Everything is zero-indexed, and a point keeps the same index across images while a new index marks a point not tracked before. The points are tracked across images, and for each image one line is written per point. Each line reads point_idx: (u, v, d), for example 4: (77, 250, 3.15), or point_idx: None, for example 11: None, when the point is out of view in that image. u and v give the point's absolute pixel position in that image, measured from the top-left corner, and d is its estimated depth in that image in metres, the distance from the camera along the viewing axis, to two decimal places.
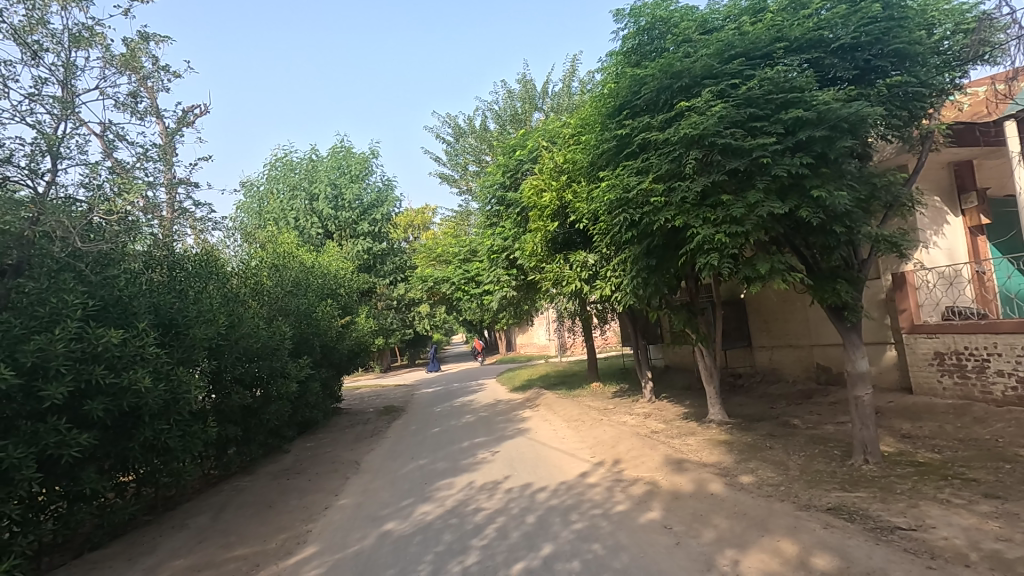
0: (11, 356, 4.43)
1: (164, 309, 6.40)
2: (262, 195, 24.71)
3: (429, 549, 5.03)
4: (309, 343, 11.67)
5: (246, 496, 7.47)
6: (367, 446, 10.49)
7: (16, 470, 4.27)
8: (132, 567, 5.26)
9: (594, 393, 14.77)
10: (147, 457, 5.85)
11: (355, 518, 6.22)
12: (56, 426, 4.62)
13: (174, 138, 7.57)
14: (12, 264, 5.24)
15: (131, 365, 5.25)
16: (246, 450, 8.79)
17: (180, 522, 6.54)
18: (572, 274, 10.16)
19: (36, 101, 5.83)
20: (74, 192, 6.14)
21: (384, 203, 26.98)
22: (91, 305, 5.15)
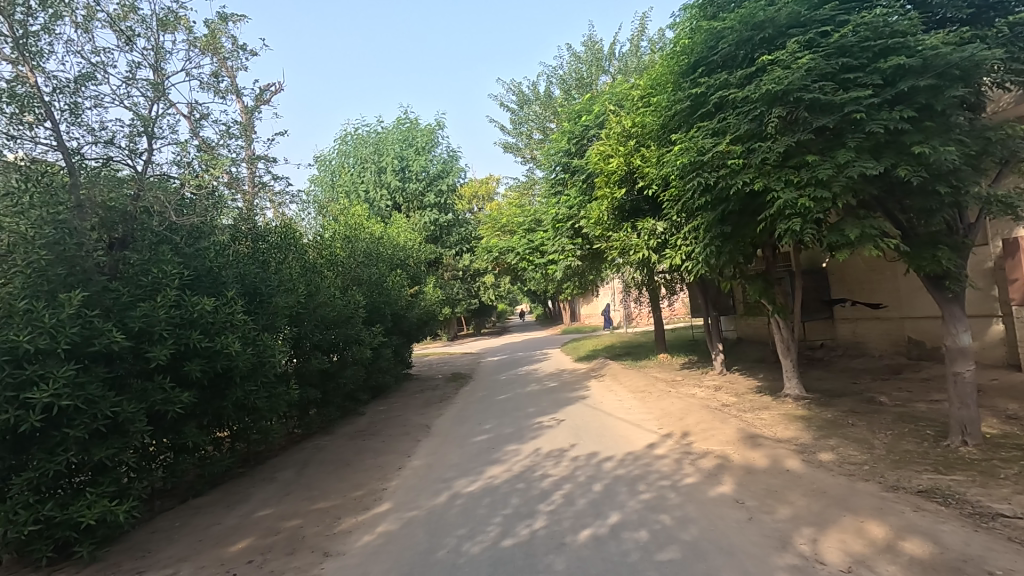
0: (122, 322, 4.92)
1: (250, 279, 6.79)
2: (334, 167, 25.66)
3: (498, 512, 5.17)
4: (381, 312, 12.09)
5: (326, 454, 7.97)
6: (436, 410, 10.87)
7: (130, 423, 4.77)
8: (228, 513, 5.76)
9: (661, 364, 14.51)
10: (239, 416, 6.33)
11: (426, 478, 6.49)
12: (161, 385, 5.10)
13: (253, 115, 7.92)
14: (120, 237, 5.73)
15: (223, 330, 5.66)
16: (325, 412, 9.34)
17: (268, 476, 7.07)
18: (639, 242, 9.83)
19: (132, 85, 6.26)
20: (168, 170, 6.62)
21: (449, 173, 27.19)
22: (187, 275, 5.57)
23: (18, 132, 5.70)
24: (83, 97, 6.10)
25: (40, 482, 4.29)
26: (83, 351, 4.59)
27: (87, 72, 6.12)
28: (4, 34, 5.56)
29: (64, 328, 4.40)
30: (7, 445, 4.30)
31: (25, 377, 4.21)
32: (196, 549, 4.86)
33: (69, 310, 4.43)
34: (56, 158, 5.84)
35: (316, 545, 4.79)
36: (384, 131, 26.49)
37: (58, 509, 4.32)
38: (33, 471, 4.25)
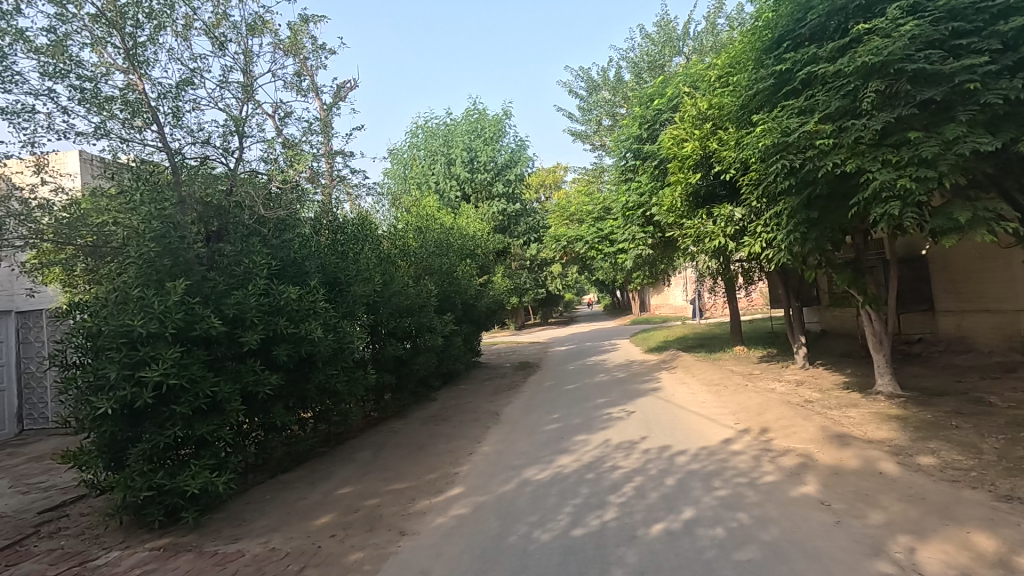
0: (218, 308, 5.32)
1: (330, 269, 7.13)
2: (407, 160, 26.41)
3: (568, 501, 5.17)
4: (451, 301, 12.36)
5: (401, 438, 8.28)
6: (505, 398, 11.00)
7: (226, 402, 5.17)
8: (312, 490, 6.12)
9: (737, 357, 13.92)
10: (321, 398, 6.69)
11: (496, 465, 6.60)
12: (253, 367, 5.48)
13: (331, 112, 8.26)
14: (216, 230, 6.21)
15: (306, 317, 5.99)
16: (399, 396, 9.69)
17: (348, 456, 7.45)
18: (715, 229, 9.40)
19: (225, 87, 6.71)
20: (257, 166, 7.04)
21: (517, 163, 27.24)
22: (274, 265, 5.92)
23: (130, 135, 6.27)
24: (183, 101, 6.60)
25: (152, 452, 4.74)
26: (187, 334, 5.00)
27: (186, 78, 6.61)
28: (117, 46, 6.10)
29: (170, 314, 4.81)
30: (125, 418, 4.78)
31: (139, 358, 4.66)
32: (285, 521, 5.21)
33: (174, 297, 4.86)
34: (162, 158, 6.38)
35: (393, 524, 5.00)
36: (453, 122, 26.91)
37: (168, 478, 4.76)
38: (147, 442, 4.72)
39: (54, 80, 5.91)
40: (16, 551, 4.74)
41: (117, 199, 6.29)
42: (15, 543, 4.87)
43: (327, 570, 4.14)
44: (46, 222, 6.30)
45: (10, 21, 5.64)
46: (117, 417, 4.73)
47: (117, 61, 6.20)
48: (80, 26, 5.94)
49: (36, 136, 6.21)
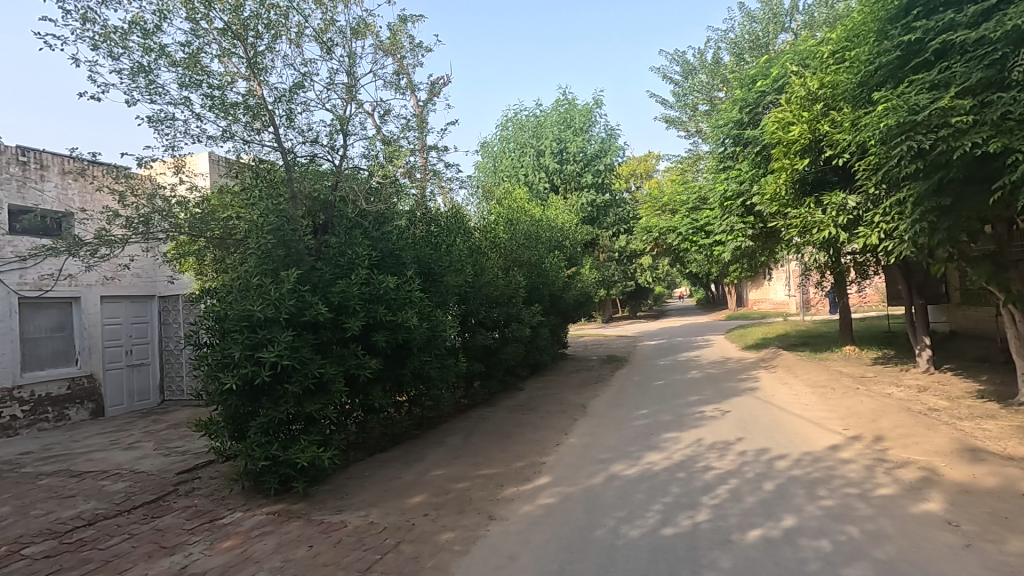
0: (325, 296, 5.73)
1: (425, 260, 7.41)
2: (497, 153, 26.80)
3: (657, 499, 5.04)
4: (540, 292, 12.43)
5: (489, 425, 8.48)
6: (592, 391, 10.91)
7: (330, 383, 5.55)
8: (407, 470, 6.44)
9: (847, 358, 12.82)
10: (415, 383, 6.99)
11: (583, 457, 6.57)
12: (355, 352, 5.84)
13: (426, 108, 8.55)
14: (322, 223, 6.70)
15: (403, 305, 6.28)
16: (488, 384, 9.92)
17: (439, 439, 7.75)
18: (824, 219, 8.63)
19: (332, 89, 7.15)
20: (359, 162, 7.45)
21: (608, 152, 26.74)
22: (374, 256, 6.26)
23: (250, 137, 6.87)
24: (296, 104, 7.11)
25: (268, 426, 5.21)
26: (298, 320, 5.43)
27: (298, 82, 7.12)
28: (240, 56, 6.70)
29: (284, 301, 5.26)
30: (246, 394, 5.28)
31: (258, 340, 5.13)
32: (382, 497, 5.53)
33: (287, 285, 5.31)
34: (277, 157, 6.92)
35: (482, 508, 5.15)
36: (543, 114, 26.92)
37: (282, 450, 5.22)
38: (264, 417, 5.20)
39: (189, 89, 6.60)
40: (159, 505, 5.41)
41: (240, 195, 6.94)
42: (158, 498, 5.57)
43: (421, 546, 4.35)
44: (183, 217, 7.08)
45: (155, 39, 6.36)
46: (240, 393, 5.24)
47: (241, 69, 6.81)
48: (210, 40, 6.57)
49: (175, 140, 6.97)
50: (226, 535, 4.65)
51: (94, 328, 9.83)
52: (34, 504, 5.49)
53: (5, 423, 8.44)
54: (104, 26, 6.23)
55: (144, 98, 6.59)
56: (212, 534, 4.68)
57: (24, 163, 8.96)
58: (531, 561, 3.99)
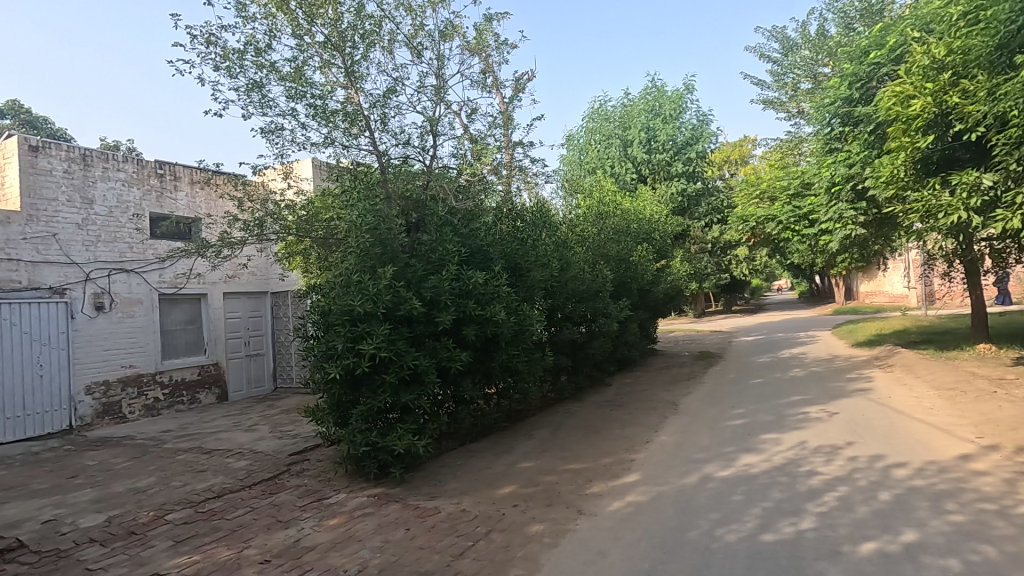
0: (418, 291, 5.99)
1: (512, 255, 7.53)
2: (582, 146, 26.51)
3: (756, 503, 4.78)
4: (628, 286, 12.17)
5: (577, 419, 8.45)
6: (684, 388, 10.54)
7: (424, 375, 5.80)
8: (496, 460, 6.58)
9: (980, 357, 11.40)
10: (503, 376, 7.12)
11: (675, 456, 6.37)
12: (446, 345, 6.06)
13: (512, 105, 8.62)
14: (414, 222, 7.01)
15: (491, 300, 6.43)
16: (575, 379, 9.88)
17: (527, 432, 7.84)
18: (952, 200, 7.62)
19: (422, 92, 7.42)
20: (448, 161, 7.68)
21: (699, 139, 25.57)
22: (464, 252, 6.45)
23: (349, 142, 7.31)
24: (389, 108, 7.46)
25: (368, 414, 5.55)
26: (394, 314, 5.73)
27: (391, 87, 7.45)
28: (339, 66, 7.13)
29: (382, 296, 5.57)
30: (348, 383, 5.64)
31: (358, 333, 5.47)
32: (473, 486, 5.70)
33: (384, 280, 5.62)
34: (372, 160, 7.31)
35: (570, 502, 5.16)
36: (630, 103, 26.24)
37: (380, 437, 5.54)
38: (364, 405, 5.55)
39: (295, 100, 7.12)
40: (274, 483, 5.94)
41: (340, 198, 7.41)
42: (274, 477, 6.11)
43: (511, 536, 4.44)
44: (291, 219, 7.68)
45: (266, 56, 6.93)
46: (342, 382, 5.61)
47: (340, 78, 7.25)
48: (313, 53, 7.05)
49: (284, 148, 7.56)
50: (332, 514, 5.02)
51: (219, 322, 10.94)
52: (173, 476, 6.22)
53: (149, 404, 9.64)
54: (224, 48, 6.88)
55: (258, 112, 7.21)
56: (320, 512, 5.07)
57: (160, 175, 10.12)
58: (621, 558, 3.95)
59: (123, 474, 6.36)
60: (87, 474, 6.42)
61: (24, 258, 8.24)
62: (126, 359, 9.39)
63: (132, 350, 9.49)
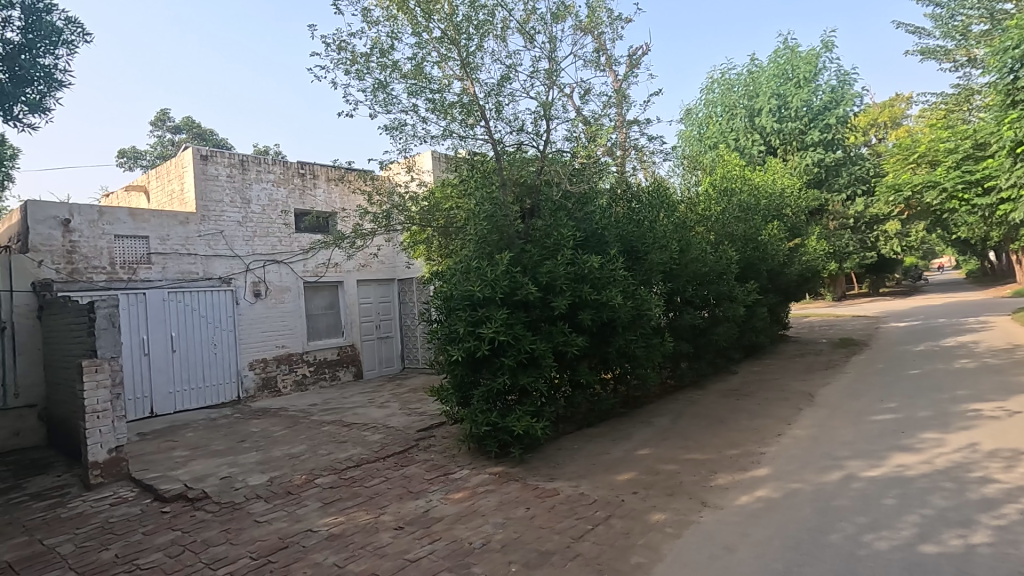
0: (534, 276, 6.06)
1: (629, 238, 7.34)
2: (702, 120, 24.88)
3: (913, 509, 4.25)
4: (755, 267, 11.33)
5: (699, 408, 8.07)
6: (821, 378, 9.62)
7: (540, 358, 5.89)
8: (614, 446, 6.51)
9: None
10: (620, 361, 7.00)
11: (812, 452, 5.85)
12: (562, 330, 6.09)
13: (627, 82, 8.33)
14: (529, 208, 7.09)
15: (607, 284, 6.32)
16: (697, 366, 9.44)
17: (646, 419, 7.65)
18: None
19: (535, 77, 7.43)
20: (562, 144, 7.64)
21: (840, 102, 22.89)
22: (579, 236, 6.41)
23: (466, 132, 7.55)
24: (503, 96, 7.56)
25: (489, 395, 5.77)
26: (511, 299, 5.87)
27: (505, 75, 7.54)
28: (456, 59, 7.36)
29: (499, 281, 5.73)
30: (469, 365, 5.89)
31: (478, 317, 5.68)
32: (591, 471, 5.70)
33: (501, 266, 5.76)
34: (488, 148, 7.48)
35: (693, 493, 4.96)
36: (757, 69, 24.00)
37: (500, 418, 5.73)
38: (485, 386, 5.77)
39: (417, 96, 7.49)
40: (405, 456, 6.41)
41: (459, 187, 7.70)
42: (405, 450, 6.59)
43: (631, 523, 4.38)
44: (415, 210, 8.12)
45: (389, 56, 7.33)
46: (464, 364, 5.87)
47: (456, 71, 7.48)
48: (431, 49, 7.34)
49: (407, 143, 7.99)
50: (457, 488, 5.30)
51: (354, 307, 11.96)
52: (320, 445, 6.95)
53: (299, 380, 10.85)
54: (353, 53, 7.40)
55: (383, 110, 7.68)
56: (446, 486, 5.38)
57: (303, 175, 11.23)
58: (751, 556, 3.73)
59: (281, 441, 7.24)
60: (252, 439, 7.39)
61: (200, 252, 9.60)
62: (280, 339, 10.61)
63: (285, 332, 10.70)
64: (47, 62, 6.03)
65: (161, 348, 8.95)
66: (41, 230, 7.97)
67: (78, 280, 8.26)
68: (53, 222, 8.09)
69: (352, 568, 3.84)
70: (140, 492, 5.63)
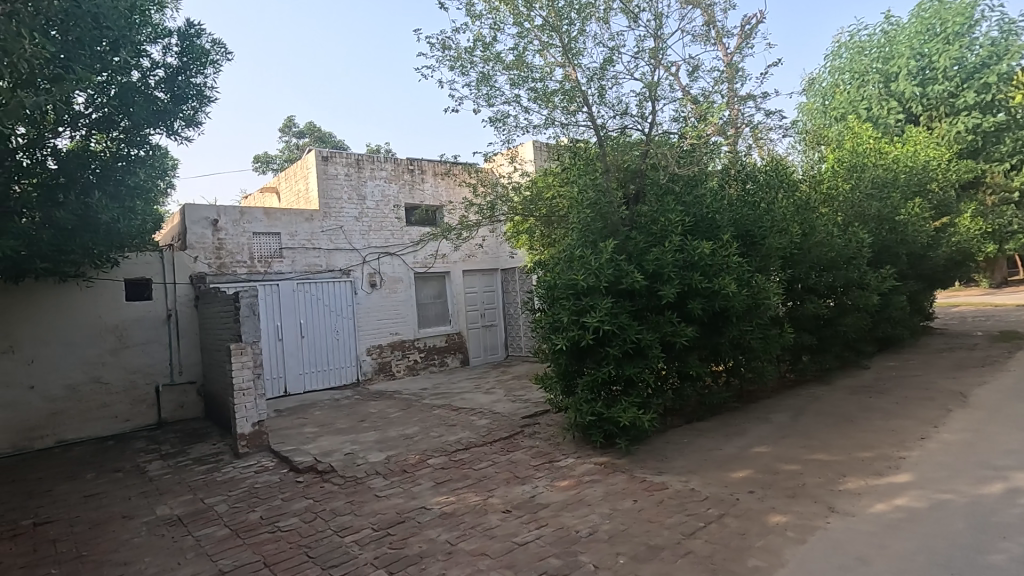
0: (640, 264, 5.88)
1: (743, 222, 6.89)
2: (827, 89, 22.61)
3: None
4: (892, 251, 10.14)
5: (824, 405, 7.42)
6: (976, 376, 8.42)
7: (647, 349, 5.73)
8: (726, 442, 6.18)
9: None
10: (734, 353, 6.62)
11: (965, 459, 5.14)
12: (670, 319, 5.87)
13: (740, 54, 7.77)
14: (634, 193, 6.88)
15: (720, 272, 5.98)
16: (821, 359, 8.66)
17: (762, 415, 7.18)
18: None
19: (639, 57, 7.17)
20: (669, 126, 7.32)
21: (1001, 57, 19.70)
22: (688, 221, 6.11)
23: (568, 120, 7.48)
24: (606, 79, 7.38)
25: (593, 385, 5.72)
26: (616, 288, 5.75)
27: (608, 57, 7.35)
28: (557, 45, 7.29)
29: (604, 270, 5.63)
30: (573, 354, 5.87)
31: (582, 306, 5.64)
32: (702, 466, 5.46)
33: (606, 255, 5.66)
34: (591, 135, 7.35)
35: (818, 497, 4.57)
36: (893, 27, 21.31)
37: (605, 408, 5.66)
38: (589, 376, 5.72)
39: (519, 86, 7.54)
40: (511, 442, 6.55)
41: (561, 175, 7.66)
42: (510, 436, 6.74)
43: (747, 524, 4.14)
44: (517, 200, 8.21)
45: (492, 49, 7.43)
46: (568, 353, 5.86)
47: (558, 58, 7.42)
48: (533, 38, 7.33)
49: (510, 134, 8.08)
50: (563, 476, 5.33)
51: (460, 296, 12.41)
52: (431, 427, 7.32)
53: (411, 365, 11.49)
54: (457, 49, 7.60)
55: (486, 103, 7.83)
56: (552, 473, 5.43)
57: (412, 170, 11.79)
58: (890, 570, 3.36)
59: (396, 422, 7.72)
60: (371, 419, 7.96)
61: (323, 246, 10.45)
62: (393, 327, 11.29)
63: (398, 320, 11.36)
64: (199, 81, 6.85)
65: (292, 333, 9.90)
66: (196, 230, 9.08)
67: (225, 273, 9.34)
68: (205, 223, 9.17)
69: (464, 546, 4.01)
70: (278, 463, 6.29)
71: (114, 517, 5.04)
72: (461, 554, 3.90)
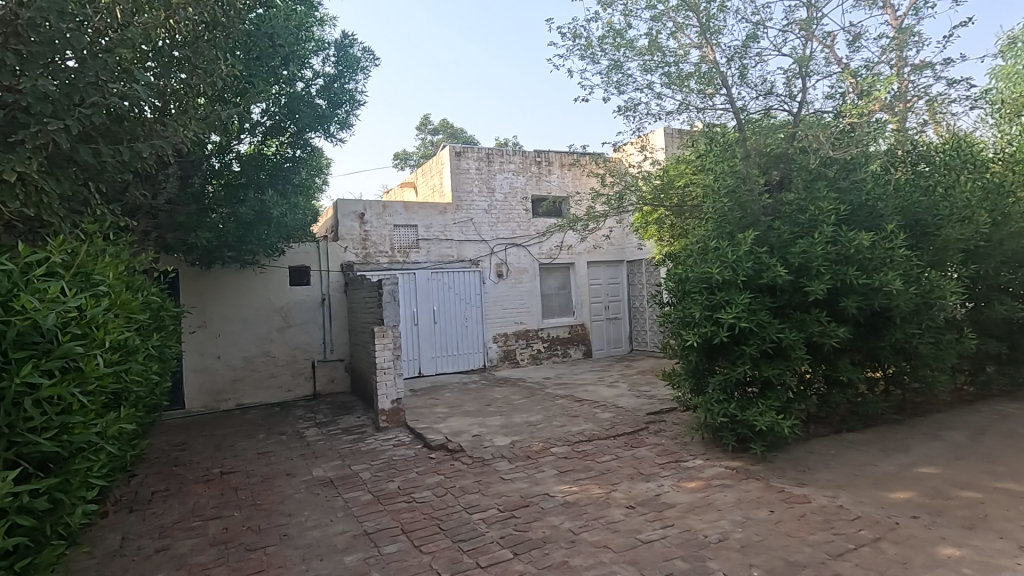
0: (784, 257, 5.41)
1: (911, 210, 6.04)
2: None
3: None
4: None
5: (1015, 426, 6.28)
6: None
7: (790, 348, 5.27)
8: (884, 458, 5.49)
9: None
10: (896, 358, 5.85)
11: None
12: (818, 318, 5.34)
13: (914, 16, 6.78)
14: (778, 180, 6.32)
15: (881, 266, 5.32)
16: (1012, 370, 7.33)
17: (931, 430, 6.27)
18: None
19: (789, 30, 6.55)
20: (823, 105, 6.61)
21: None
22: (843, 210, 5.48)
23: (704, 104, 7.07)
24: (749, 57, 6.85)
25: (726, 384, 5.38)
26: (755, 282, 5.35)
27: (752, 33, 6.80)
28: (694, 25, 6.91)
29: (742, 263, 5.27)
30: (704, 351, 5.57)
31: (716, 301, 5.31)
32: (853, 482, 4.91)
33: (744, 247, 5.28)
34: (729, 118, 6.90)
35: (1005, 532, 3.90)
36: None
37: (740, 410, 5.30)
38: (722, 375, 5.40)
39: (652, 72, 7.27)
40: (635, 437, 6.42)
41: (694, 162, 7.29)
42: (635, 431, 6.61)
43: (909, 552, 3.66)
44: (646, 189, 7.97)
45: (624, 35, 7.24)
46: (699, 350, 5.57)
47: (694, 39, 7.03)
48: (667, 19, 7.02)
49: (641, 122, 7.83)
50: (691, 477, 5.12)
51: (585, 288, 12.38)
52: (554, 416, 7.41)
53: (535, 354, 11.73)
54: (588, 38, 7.54)
55: (617, 91, 7.66)
56: (679, 473, 5.24)
57: (539, 163, 11.94)
58: None
59: (521, 409, 7.94)
60: (497, 404, 8.27)
61: (456, 238, 11.00)
62: (519, 316, 11.59)
63: (523, 310, 11.64)
64: (351, 86, 7.56)
65: (426, 319, 10.59)
66: (346, 223, 10.03)
67: (370, 262, 10.22)
68: (353, 216, 10.10)
69: (587, 536, 4.02)
70: (413, 438, 6.79)
71: (280, 473, 5.81)
72: (583, 544, 3.92)
